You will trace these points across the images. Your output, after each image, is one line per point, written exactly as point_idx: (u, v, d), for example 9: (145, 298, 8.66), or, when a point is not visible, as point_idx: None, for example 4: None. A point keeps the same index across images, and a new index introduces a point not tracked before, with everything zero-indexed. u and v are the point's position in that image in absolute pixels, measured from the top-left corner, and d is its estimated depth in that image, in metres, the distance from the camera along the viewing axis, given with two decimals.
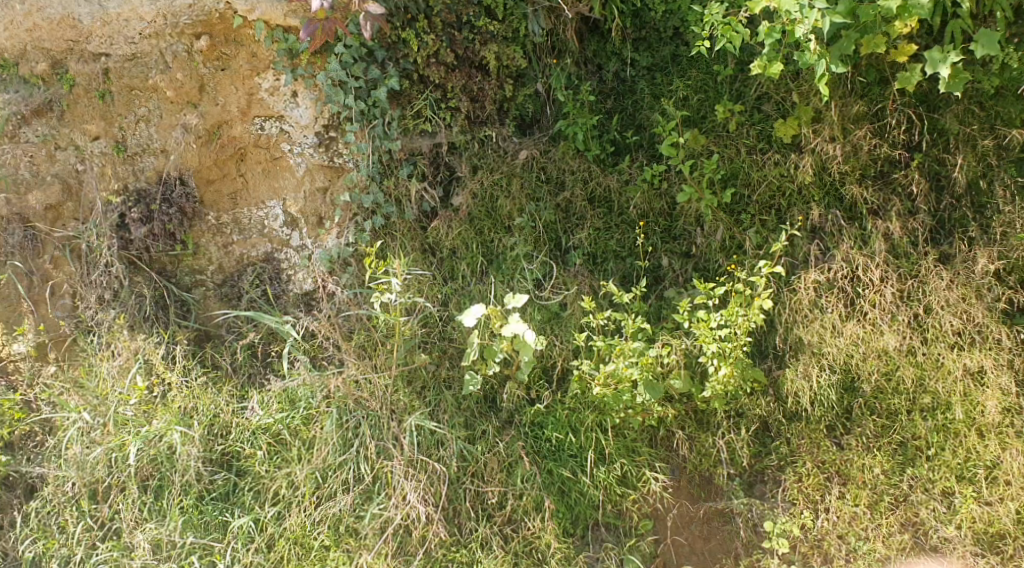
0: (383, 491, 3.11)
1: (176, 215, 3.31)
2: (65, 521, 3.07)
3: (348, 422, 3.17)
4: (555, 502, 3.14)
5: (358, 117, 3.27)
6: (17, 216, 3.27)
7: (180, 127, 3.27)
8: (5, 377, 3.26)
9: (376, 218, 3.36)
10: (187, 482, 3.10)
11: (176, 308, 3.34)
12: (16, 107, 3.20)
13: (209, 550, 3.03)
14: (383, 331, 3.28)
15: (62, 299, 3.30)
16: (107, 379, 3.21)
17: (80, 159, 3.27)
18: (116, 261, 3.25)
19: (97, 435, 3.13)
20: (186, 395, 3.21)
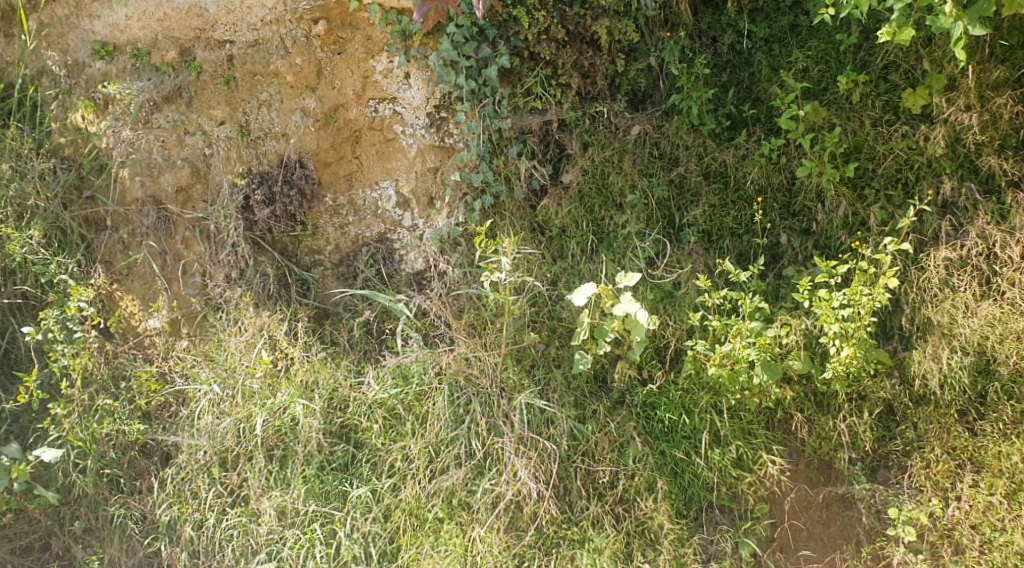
0: (495, 467, 3.15)
1: (296, 197, 3.40)
2: (197, 487, 3.20)
3: (460, 398, 3.21)
4: (668, 483, 3.11)
5: (468, 96, 3.28)
6: (150, 200, 3.41)
7: (300, 111, 3.37)
8: (142, 351, 3.41)
9: (485, 198, 3.36)
10: (309, 452, 3.21)
11: (297, 287, 3.45)
12: (148, 94, 3.34)
13: (330, 518, 3.15)
14: (493, 310, 3.29)
15: (192, 278, 3.44)
16: (235, 353, 3.35)
17: (207, 144, 3.39)
18: (242, 241, 3.37)
19: (226, 407, 3.28)
20: (308, 369, 3.32)
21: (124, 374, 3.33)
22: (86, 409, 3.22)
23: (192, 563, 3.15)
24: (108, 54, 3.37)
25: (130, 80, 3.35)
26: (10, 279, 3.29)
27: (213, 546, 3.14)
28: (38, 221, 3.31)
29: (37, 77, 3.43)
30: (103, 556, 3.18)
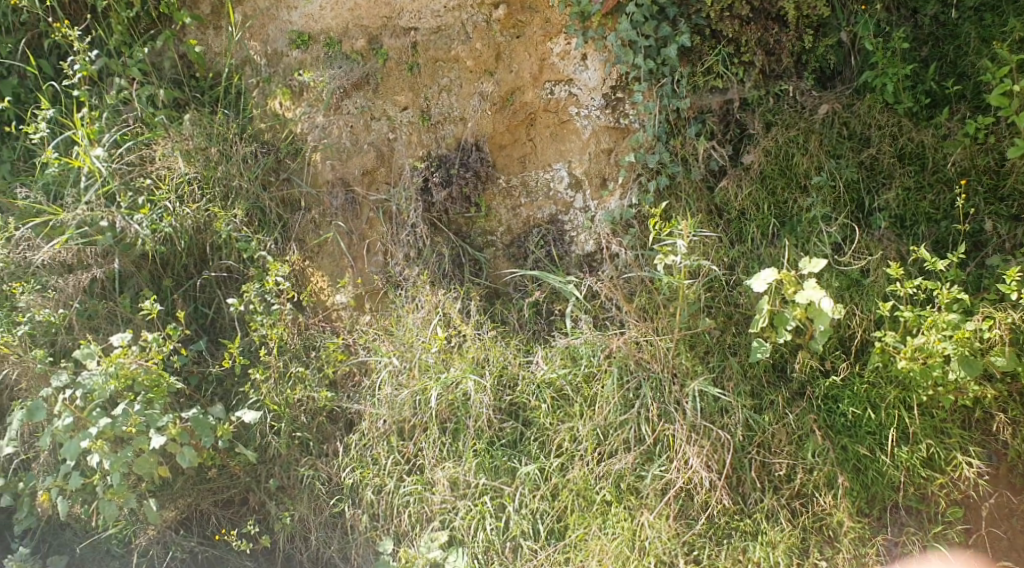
0: (665, 453, 3.11)
1: (472, 179, 3.44)
2: (377, 453, 3.35)
3: (630, 383, 3.19)
4: (849, 479, 2.96)
5: (646, 76, 3.22)
6: (339, 182, 3.58)
7: (478, 95, 3.41)
8: (330, 323, 3.58)
9: (661, 178, 3.26)
10: (480, 427, 3.28)
11: (470, 267, 3.51)
12: (339, 81, 3.51)
13: (500, 492, 3.21)
14: (666, 294, 3.20)
15: (375, 257, 3.57)
16: (412, 328, 3.45)
17: (391, 129, 3.51)
18: (420, 222, 3.46)
19: (403, 378, 3.39)
20: (480, 346, 3.37)
21: (314, 344, 3.51)
22: (282, 375, 3.44)
23: (372, 525, 3.33)
24: (303, 44, 3.56)
25: (323, 67, 3.54)
26: (216, 254, 3.55)
27: (390, 511, 3.30)
28: (241, 201, 3.54)
29: (241, 67, 3.67)
30: (294, 513, 3.39)
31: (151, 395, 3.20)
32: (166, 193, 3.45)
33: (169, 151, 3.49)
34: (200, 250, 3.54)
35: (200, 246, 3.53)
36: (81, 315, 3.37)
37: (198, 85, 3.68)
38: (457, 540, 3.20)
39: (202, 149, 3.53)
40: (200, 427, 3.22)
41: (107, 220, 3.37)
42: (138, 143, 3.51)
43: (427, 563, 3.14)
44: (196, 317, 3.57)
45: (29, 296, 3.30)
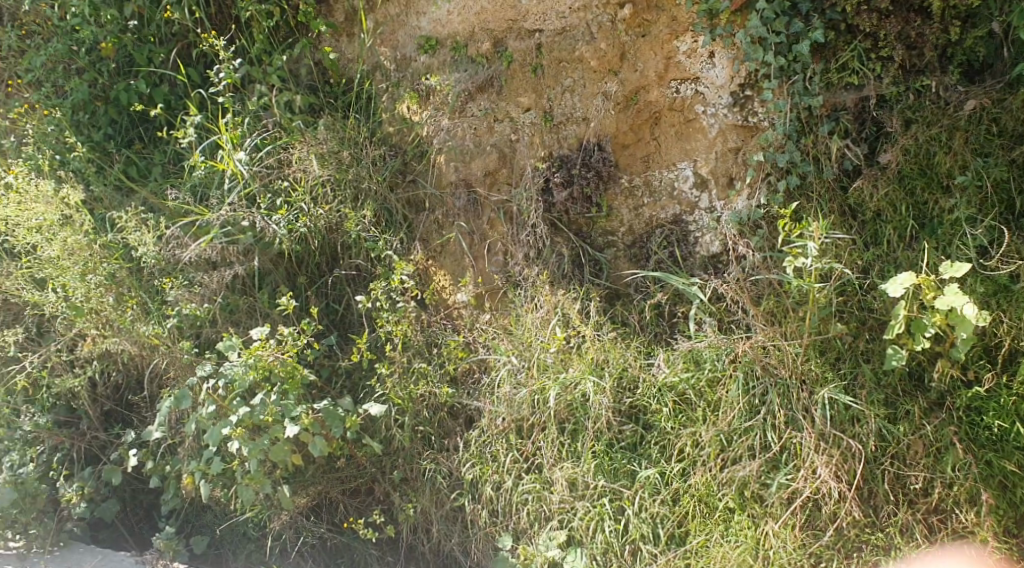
0: (791, 462, 3.01)
1: (593, 179, 3.41)
2: (497, 450, 3.35)
3: (756, 388, 3.09)
4: (994, 497, 2.80)
5: (777, 73, 3.12)
6: (462, 183, 3.61)
7: (602, 95, 3.38)
8: (451, 321, 3.61)
9: (791, 178, 3.16)
10: (599, 429, 3.22)
11: (590, 267, 3.45)
12: (464, 84, 3.57)
13: (619, 495, 3.16)
14: (795, 298, 3.10)
15: (496, 257, 3.59)
16: (531, 328, 3.42)
17: (514, 130, 3.52)
18: (540, 222, 3.43)
19: (522, 377, 3.37)
20: (600, 347, 3.30)
21: (435, 341, 3.56)
22: (405, 371, 3.50)
23: (490, 521, 3.34)
24: (431, 48, 3.66)
25: (449, 71, 3.62)
26: (347, 253, 3.69)
27: (509, 508, 3.30)
28: (370, 202, 3.63)
29: (372, 72, 3.79)
30: (417, 505, 3.47)
31: (286, 386, 3.36)
32: (302, 194, 3.58)
33: (305, 155, 3.62)
34: (331, 248, 3.69)
35: (331, 245, 3.69)
36: (224, 309, 3.58)
37: (333, 91, 3.84)
38: (575, 540, 3.17)
39: (334, 152, 3.64)
40: (330, 418, 3.36)
41: (248, 220, 3.55)
42: (277, 147, 3.66)
43: (546, 562, 3.14)
44: (327, 312, 3.73)
45: (178, 290, 3.50)
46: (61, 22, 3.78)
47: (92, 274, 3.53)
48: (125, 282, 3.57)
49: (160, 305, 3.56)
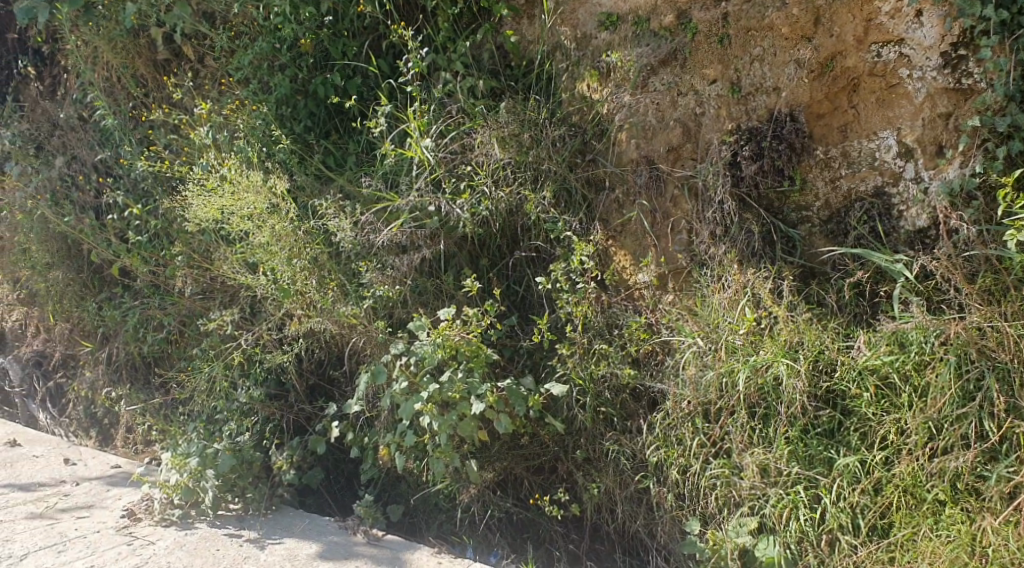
0: (1014, 453, 2.70)
1: (785, 151, 3.25)
2: (682, 433, 3.19)
3: (970, 373, 2.79)
4: None
5: (996, 29, 2.88)
6: (644, 160, 3.53)
7: (794, 63, 3.22)
8: (633, 302, 3.52)
9: (1014, 143, 2.87)
10: (793, 414, 2.99)
11: (782, 245, 3.28)
12: (646, 59, 3.50)
13: (814, 483, 2.92)
14: (1018, 275, 2.82)
15: (679, 235, 3.46)
16: (718, 309, 3.23)
17: (699, 103, 3.41)
18: (728, 198, 3.29)
19: (709, 359, 3.16)
20: (792, 329, 3.08)
21: (617, 322, 3.46)
22: (586, 352, 3.44)
23: (677, 505, 3.23)
24: (612, 25, 3.62)
25: (631, 47, 3.56)
26: (527, 235, 3.71)
27: (697, 493, 3.15)
28: (550, 183, 3.61)
29: (552, 53, 3.79)
30: (601, 485, 3.46)
31: (471, 364, 3.45)
32: (484, 178, 3.62)
33: (487, 139, 3.65)
34: (512, 230, 3.73)
35: (512, 228, 3.72)
36: (414, 290, 3.75)
37: (514, 73, 3.88)
38: (767, 527, 2.98)
39: (515, 135, 3.67)
40: (514, 396, 3.41)
41: (434, 205, 3.66)
42: (460, 133, 3.75)
43: (736, 548, 2.99)
44: (508, 294, 3.80)
45: (372, 272, 3.70)
46: (266, 22, 4.08)
47: (297, 258, 3.78)
48: (325, 266, 3.80)
49: (356, 287, 3.77)
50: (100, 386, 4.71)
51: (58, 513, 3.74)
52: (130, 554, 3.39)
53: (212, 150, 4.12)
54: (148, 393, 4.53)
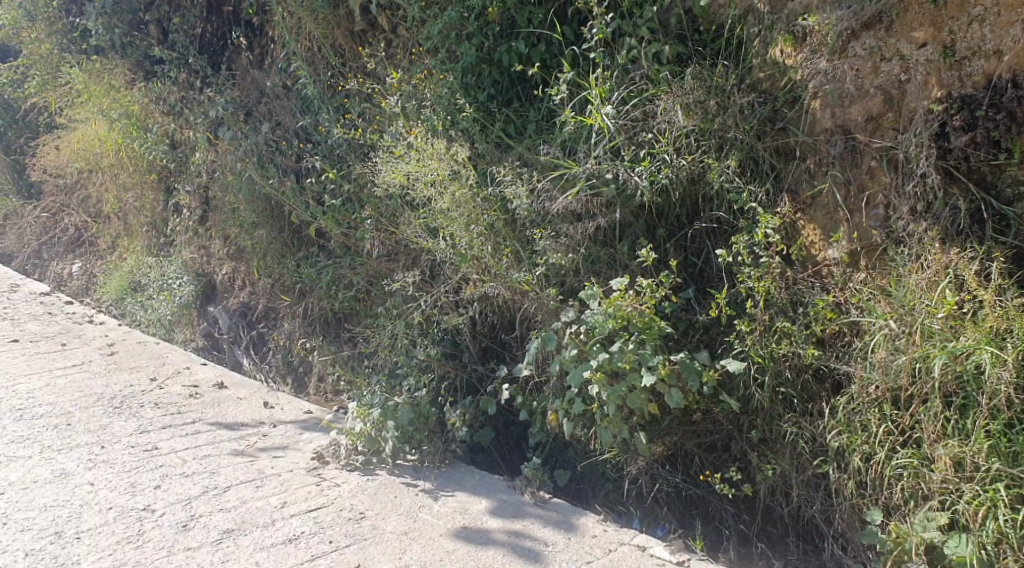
0: None
1: (1003, 120, 2.96)
2: (867, 420, 3.02)
3: None
4: None
5: None
6: (839, 129, 3.35)
7: (1022, 22, 2.91)
8: (820, 280, 3.34)
9: None
10: (995, 407, 2.70)
11: (993, 222, 3.00)
12: (847, 22, 3.29)
13: (1018, 482, 2.61)
14: None
15: (876, 209, 3.26)
16: (915, 290, 3.01)
17: (905, 69, 3.18)
18: (932, 170, 3.07)
19: (902, 343, 2.96)
20: (1001, 315, 2.81)
21: (802, 300, 3.33)
22: (767, 329, 3.34)
23: (858, 493, 3.06)
24: None
25: (830, 9, 3.36)
26: (708, 205, 3.62)
27: (881, 481, 2.95)
28: (736, 151, 3.52)
29: (744, 16, 3.65)
30: (776, 467, 3.36)
31: (643, 336, 3.41)
32: (665, 145, 3.55)
33: (671, 106, 3.59)
34: (692, 201, 3.65)
35: (693, 198, 3.64)
36: (587, 259, 3.73)
37: (702, 38, 3.78)
38: (960, 525, 2.70)
39: (700, 101, 3.60)
40: (687, 370, 3.37)
41: (612, 172, 3.63)
42: (643, 100, 3.70)
43: (921, 543, 2.78)
44: (686, 265, 3.74)
45: (546, 240, 3.73)
46: None
47: (475, 225, 3.90)
48: (501, 233, 3.88)
49: (530, 254, 3.83)
50: (297, 336, 5.08)
51: (257, 451, 4.09)
52: (319, 494, 3.67)
53: (401, 118, 4.29)
54: (338, 346, 4.84)
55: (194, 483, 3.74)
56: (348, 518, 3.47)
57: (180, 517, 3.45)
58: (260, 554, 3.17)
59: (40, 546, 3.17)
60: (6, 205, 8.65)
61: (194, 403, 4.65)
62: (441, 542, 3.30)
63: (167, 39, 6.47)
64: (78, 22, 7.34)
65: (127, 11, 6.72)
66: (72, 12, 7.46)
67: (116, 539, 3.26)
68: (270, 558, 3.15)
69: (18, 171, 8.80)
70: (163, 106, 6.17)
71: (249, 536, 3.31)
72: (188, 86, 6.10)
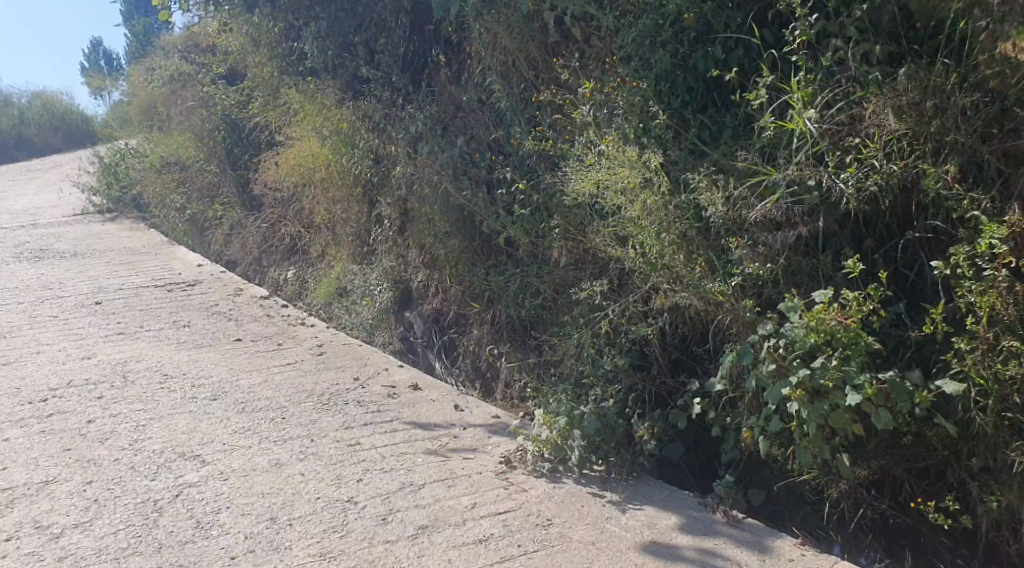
0: None
1: None
2: None
3: None
4: None
5: None
6: None
7: None
8: None
9: None
10: None
11: None
12: None
13: None
14: None
15: None
16: None
17: None
18: None
19: None
20: None
21: None
22: (992, 349, 2.99)
23: None
24: None
25: None
26: (923, 215, 3.37)
27: None
28: (955, 156, 3.24)
29: (970, 9, 3.33)
30: (1001, 499, 3.03)
31: (848, 352, 3.18)
32: (874, 150, 3.35)
33: (881, 108, 3.37)
34: (905, 209, 3.42)
35: (906, 205, 3.41)
36: (787, 270, 3.59)
37: (918, 36, 3.56)
38: None
39: (915, 103, 3.34)
40: (897, 390, 3.12)
41: (814, 178, 3.49)
42: (850, 103, 3.52)
43: None
44: (896, 278, 3.51)
45: (743, 250, 3.62)
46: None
47: (666, 233, 3.82)
48: (694, 241, 3.81)
49: (725, 264, 3.73)
50: (485, 342, 5.23)
51: (448, 452, 4.24)
52: (507, 497, 3.75)
53: (593, 128, 4.33)
54: (525, 353, 4.94)
55: (392, 479, 3.93)
56: (536, 524, 3.52)
57: (380, 510, 3.63)
58: (452, 552, 3.28)
59: (259, 529, 3.45)
60: (232, 216, 9.40)
61: (391, 403, 4.90)
62: (628, 554, 3.27)
63: (375, 60, 6.96)
64: (296, 46, 8.05)
65: (339, 35, 7.36)
66: (290, 37, 8.18)
67: (323, 527, 3.48)
68: (461, 556, 3.24)
69: (243, 185, 9.68)
70: (369, 123, 6.61)
71: (443, 533, 3.43)
72: (392, 104, 6.53)
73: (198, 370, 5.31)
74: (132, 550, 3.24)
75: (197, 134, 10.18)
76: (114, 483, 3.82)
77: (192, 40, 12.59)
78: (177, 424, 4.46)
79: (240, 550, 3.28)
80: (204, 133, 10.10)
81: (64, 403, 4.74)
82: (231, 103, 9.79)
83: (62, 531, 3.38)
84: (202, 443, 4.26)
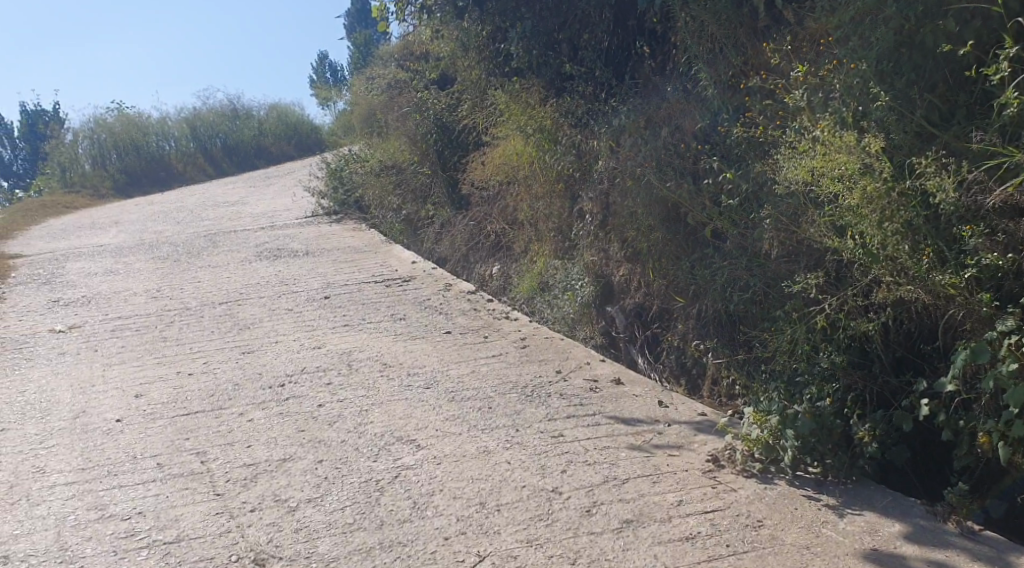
0: None
1: None
2: None
3: None
4: None
5: None
6: None
7: None
8: None
9: None
10: None
11: None
12: None
13: None
14: None
15: None
16: None
17: None
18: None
19: None
20: None
21: None
22: None
23: None
24: None
25: None
26: None
27: None
28: None
29: None
30: None
31: None
32: None
33: None
34: None
35: None
36: None
37: None
38: None
39: None
40: None
41: None
42: None
43: None
44: None
45: (978, 239, 3.32)
46: None
47: (888, 223, 3.57)
48: (921, 231, 3.56)
49: (957, 255, 3.45)
50: (691, 337, 5.15)
51: (652, 448, 4.22)
52: (715, 496, 3.67)
53: (807, 113, 4.19)
54: (733, 349, 4.80)
55: (596, 472, 3.97)
56: (746, 524, 3.42)
57: (584, 502, 3.67)
58: (659, 547, 3.26)
59: (470, 513, 3.60)
60: (442, 214, 9.87)
61: (594, 397, 4.95)
62: (848, 562, 3.10)
63: (577, 55, 7.47)
64: (502, 47, 8.41)
65: (543, 34, 7.77)
66: (496, 39, 8.53)
67: (530, 515, 3.57)
68: (668, 553, 3.22)
69: (451, 185, 10.18)
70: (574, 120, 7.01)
71: (648, 528, 3.42)
72: (594, 98, 7.18)
73: (413, 360, 5.64)
74: (357, 525, 3.50)
75: (411, 137, 10.84)
76: (341, 463, 4.13)
77: (408, 48, 13.45)
78: (395, 410, 4.76)
79: (452, 532, 3.44)
80: (417, 136, 10.74)
81: (299, 387, 5.20)
82: (443, 107, 10.36)
83: (298, 505, 3.71)
84: (418, 428, 4.52)
